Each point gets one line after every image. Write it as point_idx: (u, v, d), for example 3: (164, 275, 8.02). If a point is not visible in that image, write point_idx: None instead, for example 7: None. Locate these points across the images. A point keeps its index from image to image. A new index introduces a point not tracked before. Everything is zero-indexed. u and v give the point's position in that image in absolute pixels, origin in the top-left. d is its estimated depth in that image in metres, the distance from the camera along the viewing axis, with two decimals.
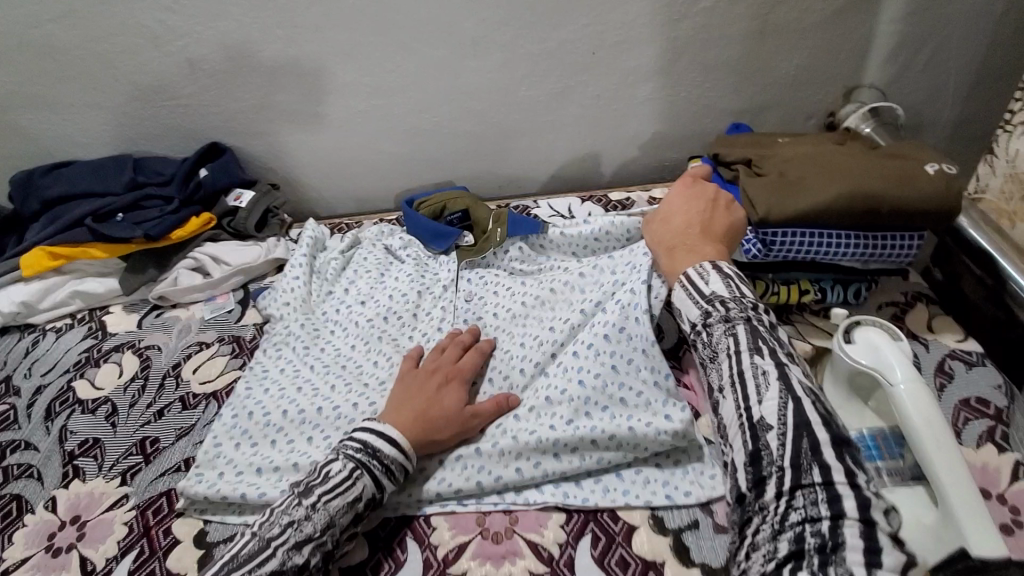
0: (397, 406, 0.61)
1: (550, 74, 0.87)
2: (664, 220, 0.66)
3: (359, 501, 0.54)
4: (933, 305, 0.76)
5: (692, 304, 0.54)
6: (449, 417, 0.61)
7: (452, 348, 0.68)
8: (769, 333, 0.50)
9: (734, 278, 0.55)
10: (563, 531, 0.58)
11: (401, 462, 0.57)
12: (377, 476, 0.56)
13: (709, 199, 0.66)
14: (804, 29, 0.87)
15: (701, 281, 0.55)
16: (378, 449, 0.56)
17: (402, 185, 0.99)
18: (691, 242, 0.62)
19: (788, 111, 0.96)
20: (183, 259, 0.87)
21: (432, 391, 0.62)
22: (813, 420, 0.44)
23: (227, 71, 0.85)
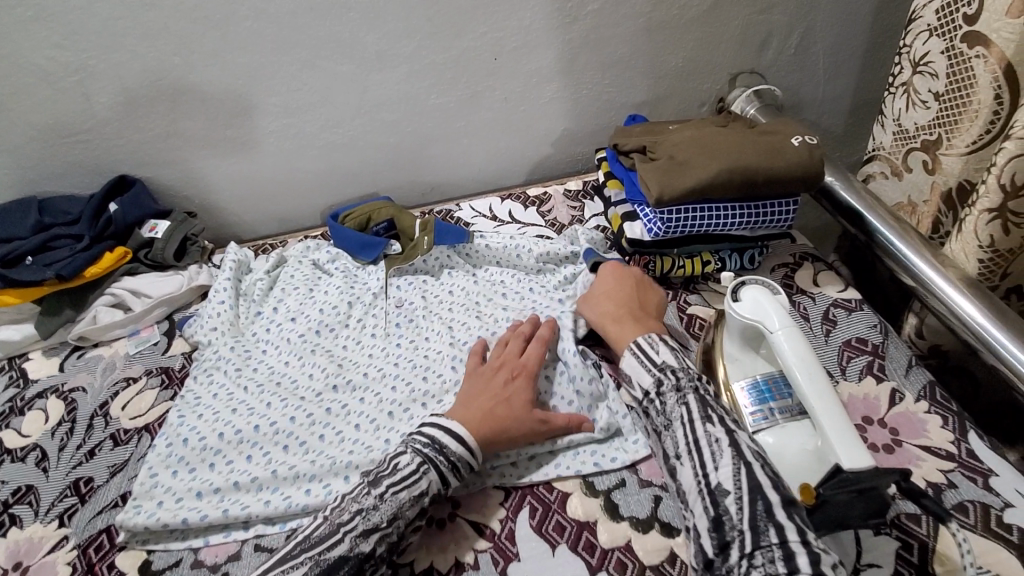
0: (467, 404, 0.62)
1: (457, 81, 0.91)
2: (603, 301, 0.72)
3: (425, 495, 0.56)
4: (817, 262, 0.85)
5: (645, 370, 0.62)
6: (515, 416, 0.61)
7: (516, 340, 0.69)
8: (716, 402, 0.57)
9: (679, 350, 0.63)
10: (503, 507, 0.62)
11: (466, 460, 0.59)
12: (443, 471, 0.57)
13: (637, 279, 0.74)
14: (685, 24, 0.95)
15: (653, 352, 0.63)
16: (444, 446, 0.58)
17: (326, 200, 1.01)
18: (635, 317, 0.68)
19: (683, 100, 1.04)
20: (100, 297, 0.85)
21: (501, 388, 0.63)
22: (765, 484, 0.49)
23: (129, 103, 0.84)
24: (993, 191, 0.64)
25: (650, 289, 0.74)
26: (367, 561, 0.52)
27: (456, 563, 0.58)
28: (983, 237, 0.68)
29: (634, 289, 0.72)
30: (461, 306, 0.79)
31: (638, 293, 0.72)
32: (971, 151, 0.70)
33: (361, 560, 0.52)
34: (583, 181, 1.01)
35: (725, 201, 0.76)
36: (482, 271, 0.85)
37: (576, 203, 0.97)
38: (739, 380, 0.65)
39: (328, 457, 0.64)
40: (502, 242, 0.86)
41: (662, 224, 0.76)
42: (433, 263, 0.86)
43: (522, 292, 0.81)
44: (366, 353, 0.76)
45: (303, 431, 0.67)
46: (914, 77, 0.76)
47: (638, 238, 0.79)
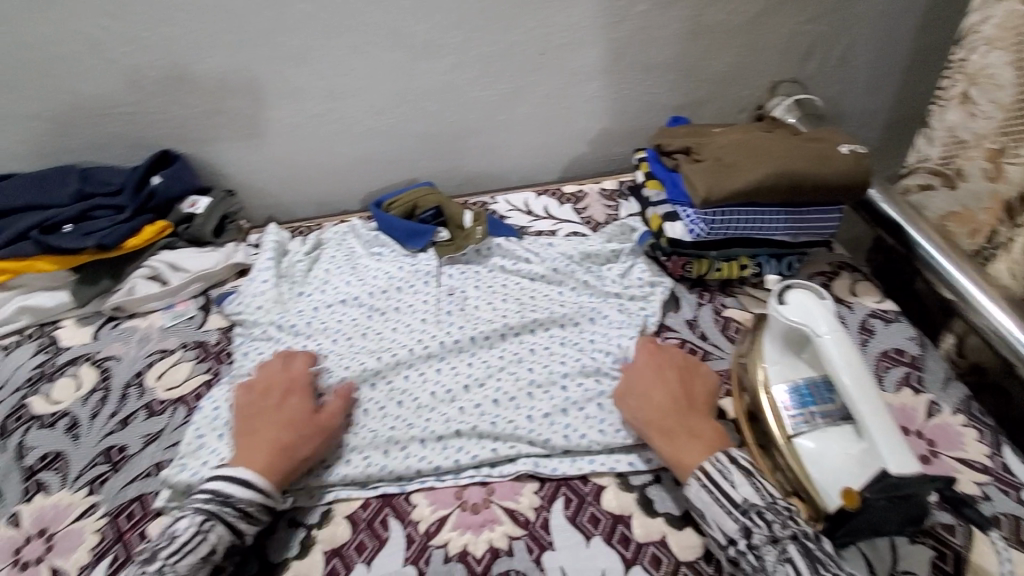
0: (236, 446, 0.60)
1: (501, 75, 0.92)
2: (645, 395, 0.63)
3: (214, 553, 0.53)
4: (855, 273, 0.85)
5: (723, 512, 0.54)
6: (299, 437, 0.61)
7: (271, 369, 0.68)
8: (820, 549, 0.50)
9: (755, 474, 0.55)
10: (537, 496, 0.62)
11: (260, 503, 0.56)
12: (231, 522, 0.55)
13: (679, 365, 0.66)
14: (731, 30, 0.95)
15: (727, 483, 0.55)
16: (229, 497, 0.55)
17: (362, 186, 1.01)
18: (684, 424, 0.60)
19: (722, 106, 1.05)
20: (137, 269, 0.85)
21: (274, 419, 0.62)
22: None
23: (177, 79, 0.84)
24: None
25: (695, 371, 0.66)
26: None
27: (489, 549, 0.58)
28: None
29: (676, 377, 0.64)
30: (500, 300, 0.81)
31: (683, 381, 0.64)
32: None
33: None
34: (619, 181, 1.01)
35: (769, 206, 0.76)
36: (535, 256, 0.86)
37: (612, 202, 0.97)
38: (779, 382, 0.64)
39: (370, 430, 0.66)
40: (548, 243, 0.88)
41: (706, 225, 0.76)
42: (482, 251, 0.88)
43: (576, 288, 0.82)
44: (413, 335, 0.77)
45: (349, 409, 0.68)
46: (972, 88, 0.76)
47: (678, 239, 0.79)
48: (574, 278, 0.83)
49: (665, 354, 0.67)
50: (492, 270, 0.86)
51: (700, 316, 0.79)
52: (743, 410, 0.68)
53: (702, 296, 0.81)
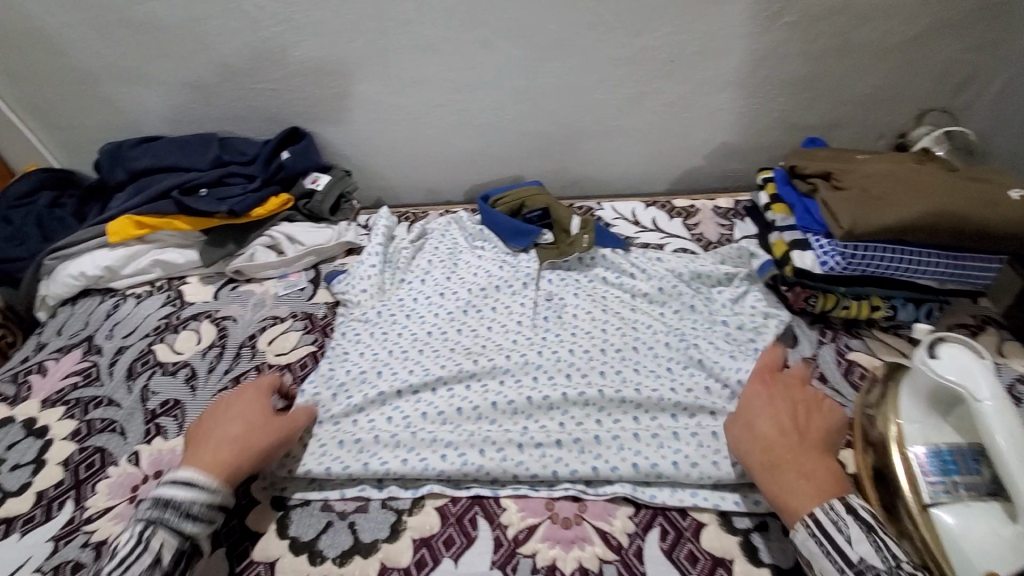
0: (198, 446, 0.59)
1: (626, 79, 0.89)
2: (753, 425, 0.57)
3: (159, 560, 0.50)
4: (1003, 330, 0.76)
5: (833, 568, 0.47)
6: (245, 438, 0.59)
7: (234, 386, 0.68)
8: None
9: (874, 531, 0.48)
10: (632, 522, 0.59)
11: (203, 502, 0.54)
12: (172, 527, 0.52)
13: (795, 397, 0.59)
14: (884, 49, 0.87)
15: (841, 536, 0.48)
16: (171, 500, 0.53)
17: (469, 179, 1.02)
18: (795, 460, 0.54)
19: (858, 130, 0.96)
20: (259, 237, 0.90)
21: (222, 421, 0.61)
22: None
23: (316, 59, 0.88)
24: None
25: (814, 401, 0.59)
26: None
27: (579, 567, 0.56)
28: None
29: (793, 410, 0.58)
30: (600, 313, 0.78)
31: (799, 416, 0.57)
32: None
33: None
34: (735, 200, 0.96)
35: (919, 246, 0.69)
36: (642, 272, 0.82)
37: (726, 221, 0.92)
38: (914, 444, 0.58)
39: (467, 429, 0.66)
40: (656, 258, 0.84)
41: (842, 259, 0.70)
42: (585, 259, 0.85)
43: (680, 309, 0.78)
44: (508, 338, 0.76)
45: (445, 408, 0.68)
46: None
47: (807, 269, 0.73)
48: (681, 300, 0.79)
49: (778, 385, 0.61)
50: (593, 280, 0.84)
51: (821, 355, 0.73)
52: (866, 467, 0.61)
53: (823, 333, 0.75)
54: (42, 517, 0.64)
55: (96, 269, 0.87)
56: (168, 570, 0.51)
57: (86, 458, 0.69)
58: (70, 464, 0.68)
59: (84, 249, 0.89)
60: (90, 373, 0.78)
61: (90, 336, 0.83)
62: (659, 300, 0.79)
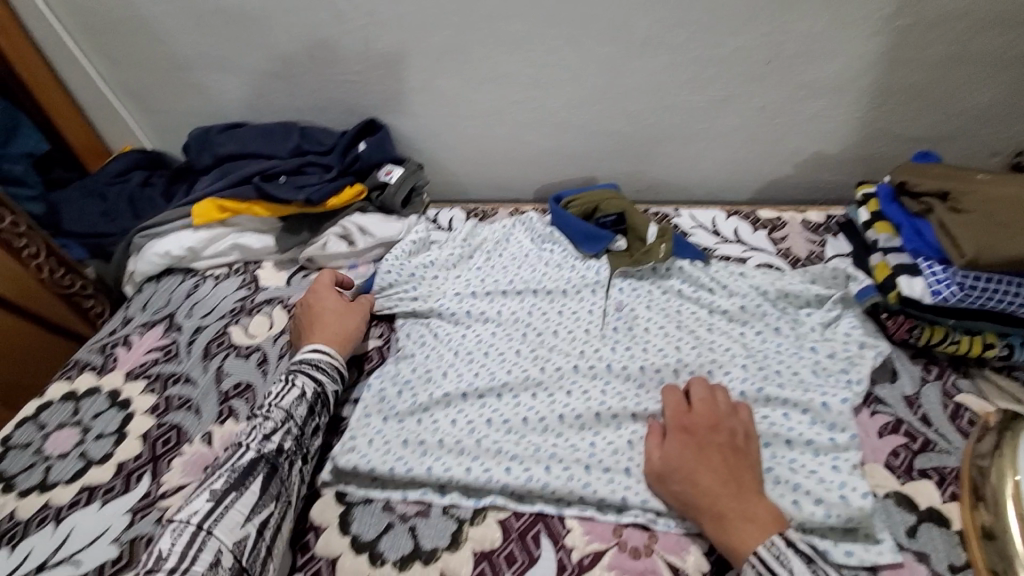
0: (312, 328, 0.74)
1: (716, 81, 0.83)
2: (688, 474, 0.55)
3: (305, 395, 0.65)
4: None
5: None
6: (338, 321, 0.75)
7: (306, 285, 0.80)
8: None
9: (814, 559, 0.49)
10: (706, 560, 0.55)
11: (329, 360, 0.70)
12: (309, 372, 0.67)
13: (716, 437, 0.57)
14: (1021, 54, 0.77)
15: (783, 571, 0.48)
16: (308, 360, 0.69)
17: (539, 179, 0.99)
18: (726, 509, 0.53)
19: (978, 144, 0.86)
20: (332, 226, 0.91)
21: (321, 305, 0.76)
22: None
23: (396, 52, 0.87)
24: None
25: (731, 434, 0.58)
26: (280, 455, 0.60)
27: None
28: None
29: (720, 452, 0.56)
30: (674, 328, 0.74)
31: (728, 460, 0.56)
32: None
33: (273, 454, 0.60)
34: (827, 214, 0.88)
35: None
36: (722, 288, 0.77)
37: (817, 236, 0.85)
38: None
39: (531, 443, 0.64)
40: (739, 274, 0.78)
41: (959, 290, 0.63)
42: (660, 270, 0.81)
43: (763, 331, 0.73)
44: (576, 347, 0.73)
45: (510, 420, 0.66)
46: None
47: (915, 297, 0.66)
48: (766, 322, 0.73)
49: (691, 425, 0.59)
50: (667, 293, 0.79)
51: (924, 395, 0.66)
52: (976, 525, 0.55)
53: (928, 369, 0.68)
54: (122, 488, 0.67)
55: (179, 249, 0.91)
56: (311, 402, 0.66)
57: (164, 434, 0.71)
58: (149, 438, 0.71)
59: (170, 229, 0.93)
60: (169, 350, 0.82)
61: (171, 314, 0.87)
62: (739, 318, 0.74)
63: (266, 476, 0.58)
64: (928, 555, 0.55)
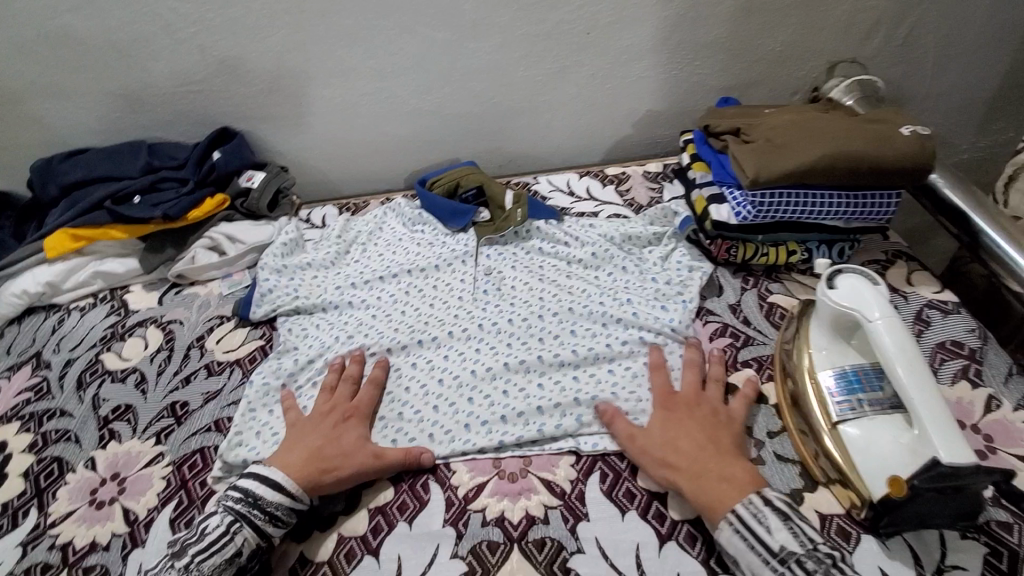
0: (286, 455, 0.62)
1: (546, 54, 0.91)
2: (673, 443, 0.60)
3: (239, 555, 0.55)
4: (911, 262, 0.80)
5: (759, 561, 0.51)
6: (358, 451, 0.63)
7: (348, 381, 0.71)
8: None
9: (791, 517, 0.52)
10: (573, 469, 0.63)
11: (287, 506, 0.58)
12: (258, 524, 0.57)
13: (698, 413, 0.63)
14: (789, 6, 0.91)
15: (762, 528, 0.52)
16: (259, 499, 0.58)
17: (407, 165, 1.03)
18: (707, 472, 0.57)
19: (775, 86, 1.00)
20: (199, 239, 0.90)
21: (330, 428, 0.65)
22: None
23: (237, 57, 0.88)
24: None
25: (716, 412, 0.63)
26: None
27: (526, 516, 0.60)
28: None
29: (700, 424, 0.61)
30: (536, 281, 0.81)
31: (708, 428, 0.61)
32: None
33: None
34: (663, 163, 1.00)
35: (822, 189, 0.73)
36: (575, 240, 0.86)
37: (655, 184, 0.96)
38: (824, 369, 0.63)
39: (415, 408, 0.69)
40: (591, 225, 0.88)
41: (752, 208, 0.74)
42: (521, 233, 0.88)
43: (613, 272, 0.82)
44: (450, 313, 0.79)
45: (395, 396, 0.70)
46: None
47: (723, 221, 0.77)
48: (613, 263, 0.83)
49: (676, 404, 0.64)
50: (529, 252, 0.87)
51: (744, 301, 0.78)
52: (786, 396, 0.65)
53: (745, 281, 0.80)
54: (11, 525, 0.65)
55: (37, 286, 0.87)
56: (244, 564, 0.56)
57: (45, 468, 0.69)
58: (29, 474, 0.69)
59: (25, 266, 0.89)
60: (41, 387, 0.78)
61: (38, 353, 0.83)
62: (592, 262, 0.83)
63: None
64: (750, 428, 0.65)
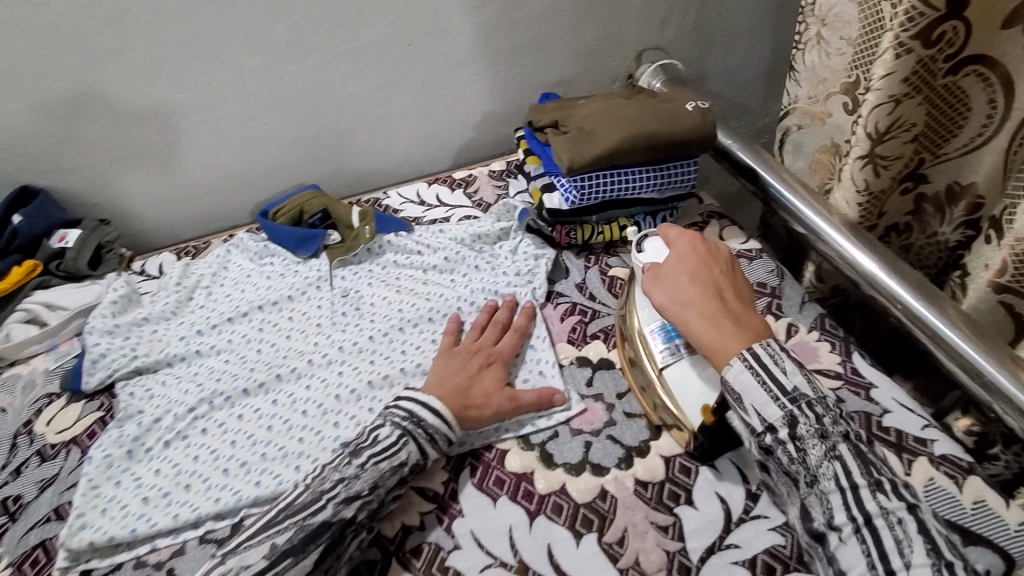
0: (440, 386, 0.66)
1: (372, 69, 0.92)
2: (691, 280, 0.63)
3: (405, 465, 0.59)
4: (723, 219, 0.90)
5: (769, 398, 0.54)
6: (492, 395, 0.66)
7: (493, 329, 0.73)
8: (871, 464, 0.52)
9: (803, 369, 0.56)
10: (445, 471, 0.65)
11: (443, 432, 0.62)
12: (422, 443, 0.61)
13: (720, 258, 0.66)
14: (589, 4, 0.99)
15: (779, 370, 0.55)
16: (423, 418, 0.62)
17: (250, 199, 0.99)
18: (727, 313, 0.60)
19: (596, 77, 1.08)
20: (11, 314, 0.81)
21: (474, 370, 0.68)
22: (863, 488, 0.50)
23: (23, 108, 0.80)
24: (862, 138, 0.72)
25: (733, 267, 0.66)
26: (349, 527, 0.56)
27: (401, 527, 0.61)
28: (886, 128, 0.70)
29: (721, 269, 0.64)
30: (394, 294, 0.82)
31: (728, 275, 0.64)
32: (895, 101, 0.68)
33: (344, 525, 0.55)
34: (506, 161, 1.04)
35: (635, 166, 0.81)
36: (427, 247, 0.87)
37: (501, 181, 1.00)
38: (649, 324, 0.68)
39: (278, 446, 0.67)
40: (441, 230, 0.90)
41: (577, 192, 0.80)
42: (374, 249, 0.88)
43: (468, 273, 0.84)
44: (309, 342, 0.77)
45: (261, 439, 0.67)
46: (824, 29, 0.79)
47: (557, 208, 0.83)
48: (466, 264, 0.85)
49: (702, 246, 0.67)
50: (385, 266, 0.87)
51: (588, 279, 0.84)
52: (625, 357, 0.71)
53: (588, 259, 0.86)
54: None
55: None
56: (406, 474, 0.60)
57: None
58: None
59: None
60: None
61: None
62: (446, 265, 0.85)
63: (323, 553, 0.53)
64: (601, 394, 0.71)
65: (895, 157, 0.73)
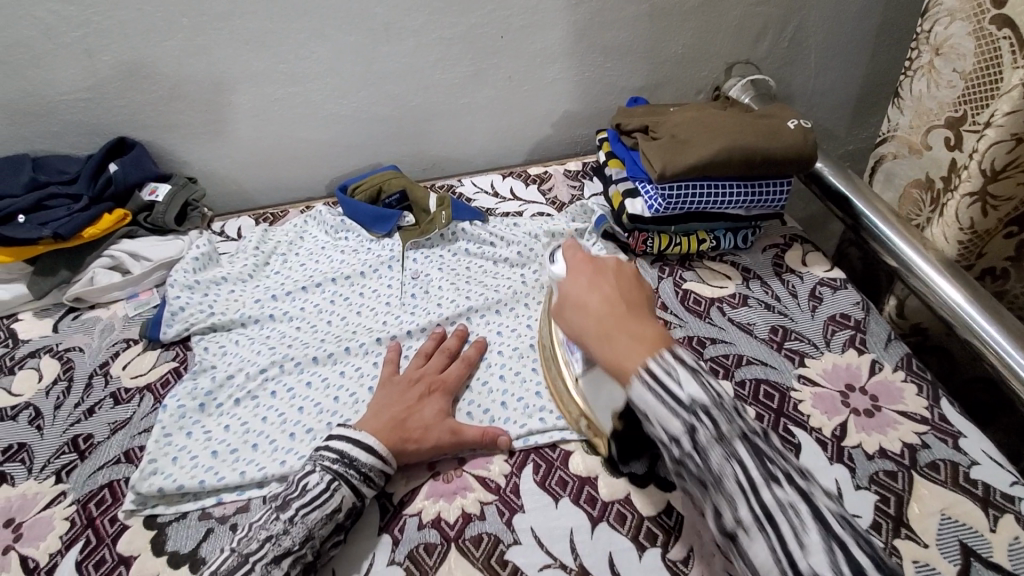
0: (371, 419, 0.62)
1: (462, 57, 0.92)
2: (579, 306, 0.56)
3: (339, 511, 0.56)
4: (806, 244, 0.87)
5: (669, 413, 0.46)
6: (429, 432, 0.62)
7: (439, 357, 0.70)
8: (769, 452, 0.45)
9: (700, 371, 0.48)
10: (507, 463, 0.64)
11: (379, 468, 0.59)
12: (356, 484, 0.57)
13: (609, 274, 0.58)
14: (686, 12, 0.97)
15: (674, 383, 0.47)
16: (354, 459, 0.58)
17: (327, 172, 1.01)
18: (621, 327, 0.52)
19: (682, 85, 1.07)
20: (98, 259, 0.84)
21: (413, 400, 0.64)
22: (761, 483, 0.44)
23: (131, 63, 0.83)
24: (974, 174, 0.69)
25: (627, 277, 0.58)
26: None
27: (462, 514, 0.60)
28: (1003, 166, 0.67)
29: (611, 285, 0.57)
30: (463, 283, 0.82)
31: (620, 288, 0.56)
32: (1017, 140, 0.65)
33: None
34: (582, 162, 1.03)
35: (725, 179, 0.79)
36: (500, 239, 0.87)
37: (576, 182, 0.99)
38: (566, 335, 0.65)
39: (342, 417, 0.67)
40: (518, 224, 0.90)
41: (663, 200, 0.78)
42: (446, 235, 0.89)
43: (540, 270, 0.84)
44: (378, 320, 0.78)
45: (328, 408, 0.68)
46: (937, 58, 0.75)
47: (638, 214, 0.81)
48: (539, 261, 0.85)
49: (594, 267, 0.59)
50: (457, 253, 0.87)
51: (661, 289, 0.82)
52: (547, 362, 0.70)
53: (662, 270, 0.84)
54: None
55: None
56: (343, 521, 0.56)
57: None
58: None
59: None
60: None
61: None
62: (519, 259, 0.84)
63: None
64: None
65: (1007, 198, 0.70)
